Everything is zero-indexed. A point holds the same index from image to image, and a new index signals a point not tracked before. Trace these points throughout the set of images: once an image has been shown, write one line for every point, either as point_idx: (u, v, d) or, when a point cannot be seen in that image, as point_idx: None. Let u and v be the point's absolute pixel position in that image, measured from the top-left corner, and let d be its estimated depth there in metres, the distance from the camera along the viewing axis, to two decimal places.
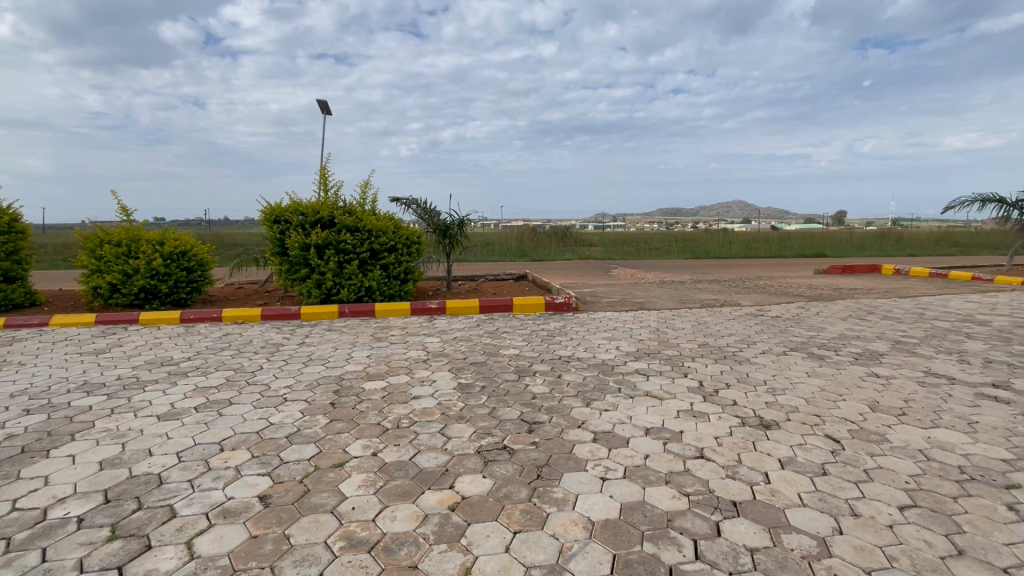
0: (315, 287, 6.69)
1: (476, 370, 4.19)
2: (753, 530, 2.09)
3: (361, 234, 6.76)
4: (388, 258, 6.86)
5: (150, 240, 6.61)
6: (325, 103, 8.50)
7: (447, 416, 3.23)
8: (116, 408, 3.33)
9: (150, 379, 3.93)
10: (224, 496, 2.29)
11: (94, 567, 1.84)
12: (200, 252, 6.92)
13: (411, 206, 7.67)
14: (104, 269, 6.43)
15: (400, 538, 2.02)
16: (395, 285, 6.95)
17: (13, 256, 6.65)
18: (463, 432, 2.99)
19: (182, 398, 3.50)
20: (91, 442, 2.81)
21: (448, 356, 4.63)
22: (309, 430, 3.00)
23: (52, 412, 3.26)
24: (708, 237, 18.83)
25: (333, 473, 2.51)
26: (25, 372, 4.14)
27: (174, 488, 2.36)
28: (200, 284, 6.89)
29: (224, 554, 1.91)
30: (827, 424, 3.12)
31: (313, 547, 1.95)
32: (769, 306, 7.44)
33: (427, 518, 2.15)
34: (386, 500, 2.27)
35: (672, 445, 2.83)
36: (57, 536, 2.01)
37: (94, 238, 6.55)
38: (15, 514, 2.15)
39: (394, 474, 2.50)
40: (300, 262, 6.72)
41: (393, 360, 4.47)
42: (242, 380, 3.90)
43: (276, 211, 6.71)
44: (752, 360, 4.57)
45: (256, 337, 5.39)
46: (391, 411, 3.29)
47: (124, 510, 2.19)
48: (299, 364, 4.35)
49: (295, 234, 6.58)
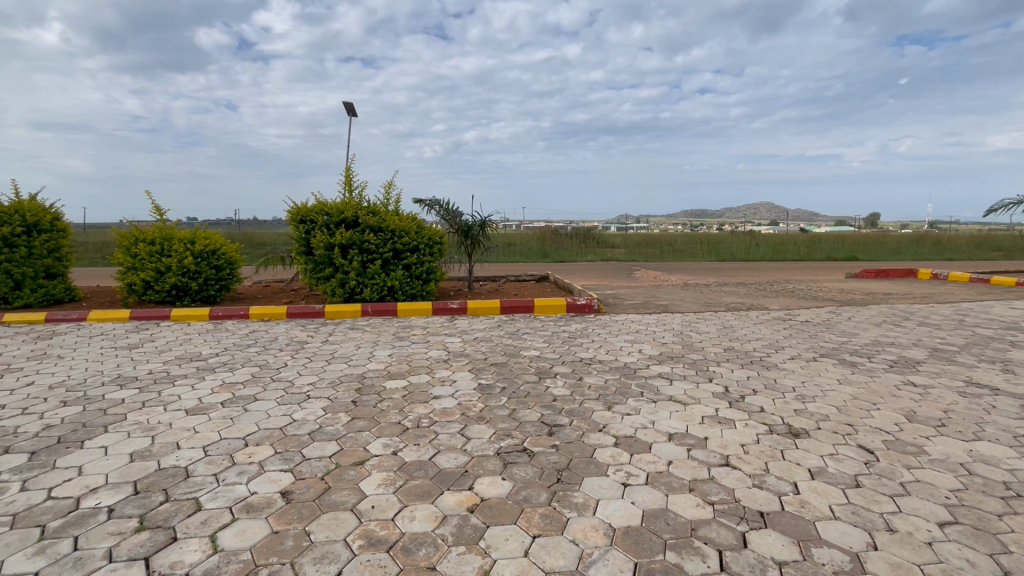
0: (338, 286, 6.78)
1: (496, 371, 4.16)
2: (781, 542, 2.01)
3: (384, 234, 6.84)
4: (411, 258, 6.92)
5: (182, 239, 6.82)
6: (351, 104, 8.66)
7: (467, 416, 3.22)
8: (148, 401, 3.43)
9: (179, 374, 4.04)
10: (247, 491, 2.33)
11: (123, 557, 1.88)
12: (230, 250, 7.09)
13: (434, 207, 7.71)
14: (138, 267, 6.64)
15: (418, 538, 2.01)
16: (417, 284, 7.00)
17: (55, 253, 6.93)
18: (483, 433, 2.98)
19: (209, 393, 3.59)
20: (123, 435, 2.90)
21: (468, 356, 4.63)
22: (330, 427, 3.03)
23: (87, 404, 3.37)
24: (734, 240, 18.39)
25: (354, 471, 2.52)
26: (62, 365, 4.30)
27: (200, 481, 2.40)
28: (228, 282, 7.06)
29: (246, 549, 1.93)
30: (860, 433, 3.00)
31: (333, 545, 1.96)
32: (798, 310, 7.23)
33: (446, 519, 2.14)
34: (406, 500, 2.27)
35: (697, 451, 2.76)
36: (89, 525, 2.07)
37: (129, 236, 6.77)
38: (51, 503, 2.22)
39: (414, 474, 2.50)
40: (324, 262, 6.82)
41: (414, 359, 4.49)
42: (268, 376, 3.98)
43: (301, 212, 6.81)
44: (780, 365, 4.44)
45: (281, 335, 5.48)
46: (411, 410, 3.31)
47: (152, 501, 2.24)
48: (322, 362, 4.41)
49: (320, 234, 6.68)
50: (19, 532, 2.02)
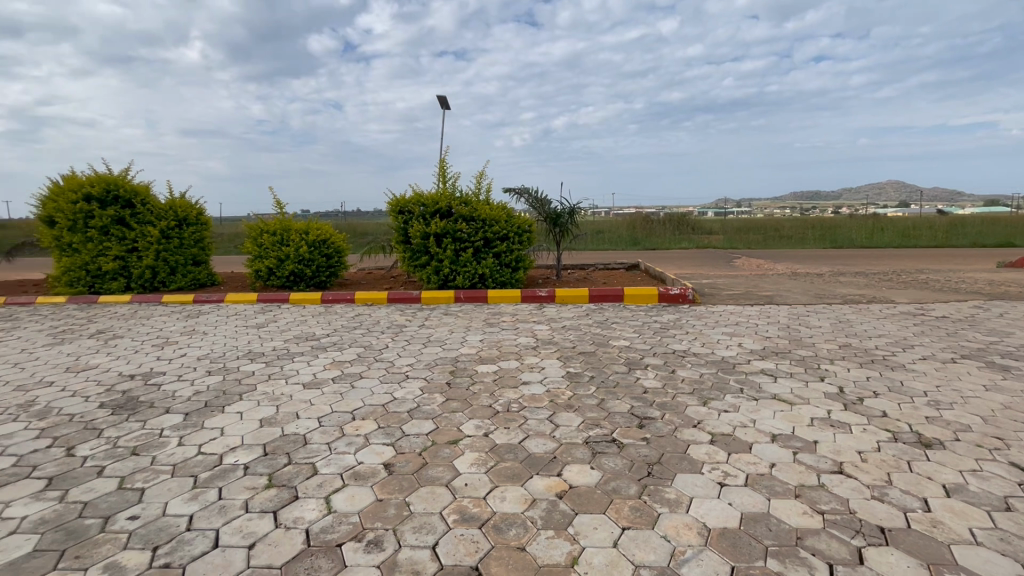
0: (433, 274, 7.12)
1: (584, 360, 4.14)
2: (907, 563, 1.80)
3: (476, 224, 7.04)
4: (501, 246, 7.07)
5: (298, 230, 7.56)
6: (443, 98, 8.97)
7: (555, 403, 3.25)
8: (273, 374, 3.88)
9: (298, 351, 4.51)
10: (355, 460, 2.55)
11: (256, 509, 2.16)
12: (338, 240, 7.75)
13: (523, 195, 7.77)
14: (263, 255, 7.47)
15: (509, 518, 2.08)
16: (507, 272, 7.15)
17: (199, 243, 8.02)
18: (571, 421, 2.99)
19: (322, 369, 3.97)
20: (255, 402, 3.32)
21: (556, 344, 4.66)
22: (427, 406, 3.22)
23: (226, 374, 3.90)
24: (853, 224, 16.47)
25: (449, 449, 2.66)
26: (207, 339, 5.00)
27: (316, 448, 2.68)
28: (337, 269, 7.73)
29: (355, 513, 2.12)
30: (1013, 449, 2.57)
31: (430, 517, 2.09)
32: (932, 305, 6.33)
33: (535, 503, 2.19)
34: (497, 480, 2.36)
35: (805, 456, 2.55)
36: (229, 479, 2.40)
37: (256, 228, 7.63)
38: (201, 457, 2.61)
39: (504, 456, 2.58)
40: (421, 250, 7.18)
41: (504, 345, 4.61)
42: (372, 356, 4.32)
43: (400, 203, 7.22)
44: (909, 366, 3.93)
45: (382, 318, 5.89)
46: (501, 395, 3.40)
47: (278, 462, 2.55)
48: (419, 345, 4.68)
49: (417, 224, 7.04)
50: (177, 480, 2.40)
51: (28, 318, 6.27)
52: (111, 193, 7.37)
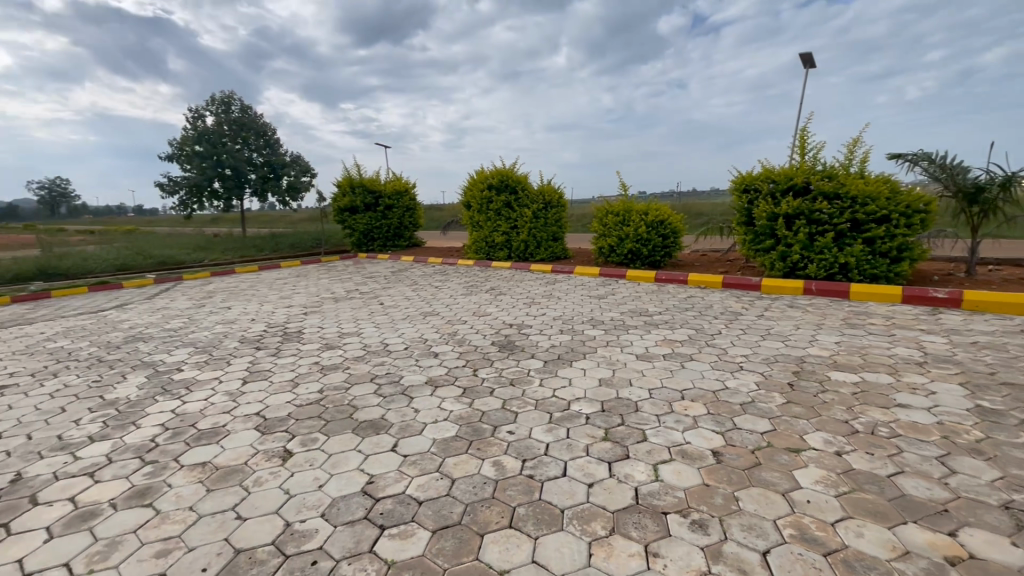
0: (779, 260, 6.35)
1: (1011, 394, 2.94)
2: None
3: (842, 202, 5.85)
4: (877, 230, 5.67)
5: (638, 211, 7.99)
6: (811, 56, 7.69)
7: (952, 442, 2.45)
8: (611, 341, 4.31)
9: (632, 324, 4.85)
10: (682, 438, 2.60)
11: (595, 455, 2.49)
12: (675, 221, 7.83)
13: (919, 163, 5.97)
14: (607, 234, 8.26)
15: (867, 560, 1.73)
16: (883, 263, 5.71)
17: (557, 222, 9.55)
18: (979, 471, 2.20)
19: (654, 345, 4.16)
20: (596, 363, 3.78)
21: (959, 365, 3.46)
22: (763, 404, 2.96)
23: (574, 335, 4.56)
24: None
25: (788, 456, 2.38)
26: (560, 304, 5.95)
27: (646, 417, 2.86)
28: (672, 249, 7.87)
29: (680, 489, 2.18)
30: None
31: (761, 521, 1.95)
32: None
33: (908, 556, 1.74)
34: (852, 511, 1.98)
35: None
36: (575, 423, 2.83)
37: (603, 209, 8.47)
38: (555, 399, 3.18)
39: (864, 486, 2.13)
40: (765, 233, 6.49)
41: (871, 353, 3.74)
42: (703, 340, 4.24)
43: (746, 181, 6.65)
44: None
45: (715, 303, 5.67)
46: (864, 412, 2.79)
47: (613, 420, 2.85)
48: (756, 336, 4.31)
49: (764, 203, 6.36)
50: (539, 413, 3.00)
51: (453, 274, 8.88)
52: (506, 182, 9.62)
